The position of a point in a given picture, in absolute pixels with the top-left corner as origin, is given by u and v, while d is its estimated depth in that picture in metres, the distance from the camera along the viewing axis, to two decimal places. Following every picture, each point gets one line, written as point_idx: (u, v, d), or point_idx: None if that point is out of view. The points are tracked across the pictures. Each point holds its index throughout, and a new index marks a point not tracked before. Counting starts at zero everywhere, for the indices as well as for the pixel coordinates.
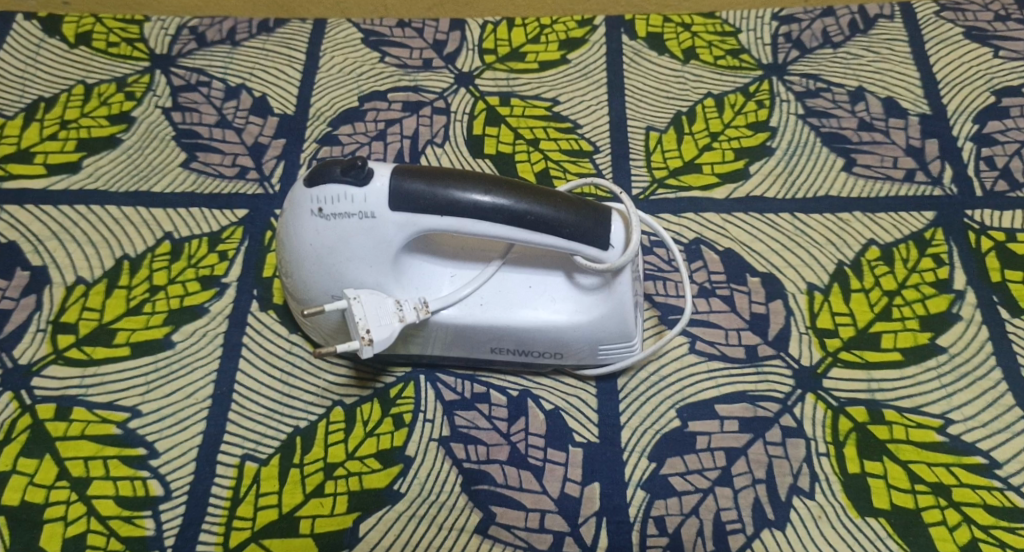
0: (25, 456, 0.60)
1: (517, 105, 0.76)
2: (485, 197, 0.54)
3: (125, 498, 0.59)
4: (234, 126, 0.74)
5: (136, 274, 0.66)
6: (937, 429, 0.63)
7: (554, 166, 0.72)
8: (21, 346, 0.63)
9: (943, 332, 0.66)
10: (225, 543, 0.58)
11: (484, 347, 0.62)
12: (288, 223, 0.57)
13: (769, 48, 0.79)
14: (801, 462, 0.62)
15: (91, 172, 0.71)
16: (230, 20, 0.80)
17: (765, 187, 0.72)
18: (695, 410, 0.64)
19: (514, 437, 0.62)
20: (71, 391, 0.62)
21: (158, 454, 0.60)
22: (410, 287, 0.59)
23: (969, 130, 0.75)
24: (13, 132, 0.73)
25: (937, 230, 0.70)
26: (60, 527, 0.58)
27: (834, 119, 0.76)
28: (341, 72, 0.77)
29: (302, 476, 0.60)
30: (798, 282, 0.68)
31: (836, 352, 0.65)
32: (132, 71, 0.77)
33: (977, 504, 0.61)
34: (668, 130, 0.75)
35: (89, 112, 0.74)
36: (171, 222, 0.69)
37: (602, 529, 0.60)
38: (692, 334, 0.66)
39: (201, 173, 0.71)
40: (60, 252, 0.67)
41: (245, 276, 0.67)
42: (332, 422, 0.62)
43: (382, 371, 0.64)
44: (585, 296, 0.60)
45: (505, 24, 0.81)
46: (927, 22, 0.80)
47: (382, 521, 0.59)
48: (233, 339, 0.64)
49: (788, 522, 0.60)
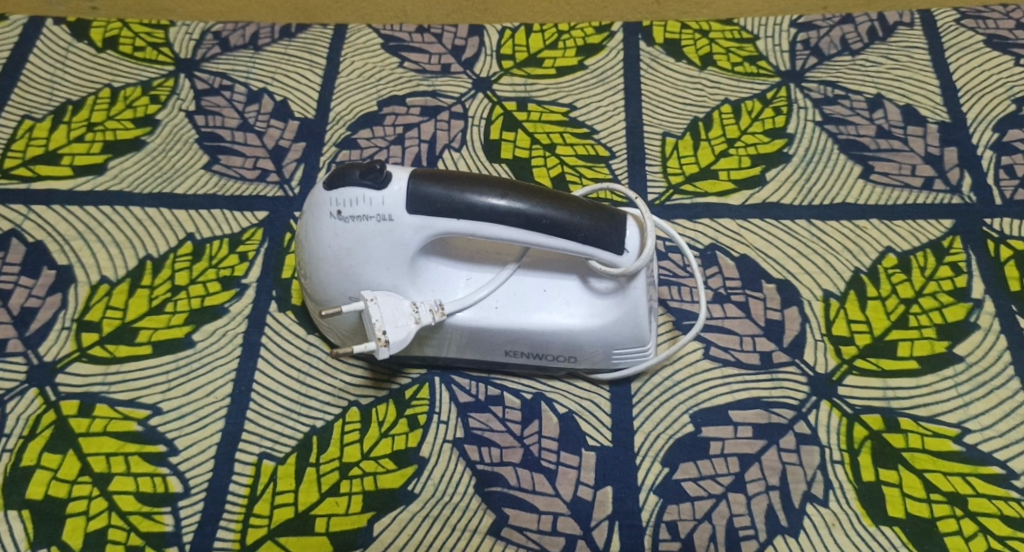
0: (49, 452, 0.61)
1: (534, 110, 0.76)
2: (501, 201, 0.55)
3: (145, 495, 0.60)
4: (255, 130, 0.75)
5: (159, 274, 0.67)
6: (953, 438, 0.63)
7: (571, 171, 0.73)
8: (45, 344, 0.65)
9: (960, 341, 0.66)
10: (242, 541, 0.59)
11: (498, 350, 0.62)
12: (307, 225, 0.58)
13: (787, 55, 0.80)
14: (815, 469, 0.62)
15: (116, 174, 0.72)
16: (253, 26, 0.81)
17: (782, 194, 0.72)
18: (709, 416, 0.64)
19: (527, 440, 0.63)
20: (94, 389, 0.63)
21: (178, 451, 0.62)
22: (425, 290, 0.59)
23: (989, 138, 0.74)
24: (41, 133, 0.74)
25: (956, 238, 0.70)
26: (82, 521, 0.59)
27: (852, 126, 0.76)
28: (361, 77, 0.78)
29: (318, 476, 0.61)
30: (814, 289, 0.68)
31: (851, 359, 0.65)
32: (157, 76, 0.78)
33: (994, 514, 0.60)
34: (684, 136, 0.75)
35: (115, 115, 0.76)
36: (194, 223, 0.70)
37: (614, 533, 0.60)
38: (707, 340, 0.66)
39: (223, 176, 0.72)
40: (85, 252, 0.68)
41: (264, 277, 0.68)
42: (348, 422, 0.63)
43: (398, 372, 0.65)
44: (599, 300, 0.61)
45: (523, 31, 0.81)
46: (947, 30, 0.80)
47: (396, 521, 0.60)
48: (251, 339, 0.65)
49: (802, 529, 0.60)
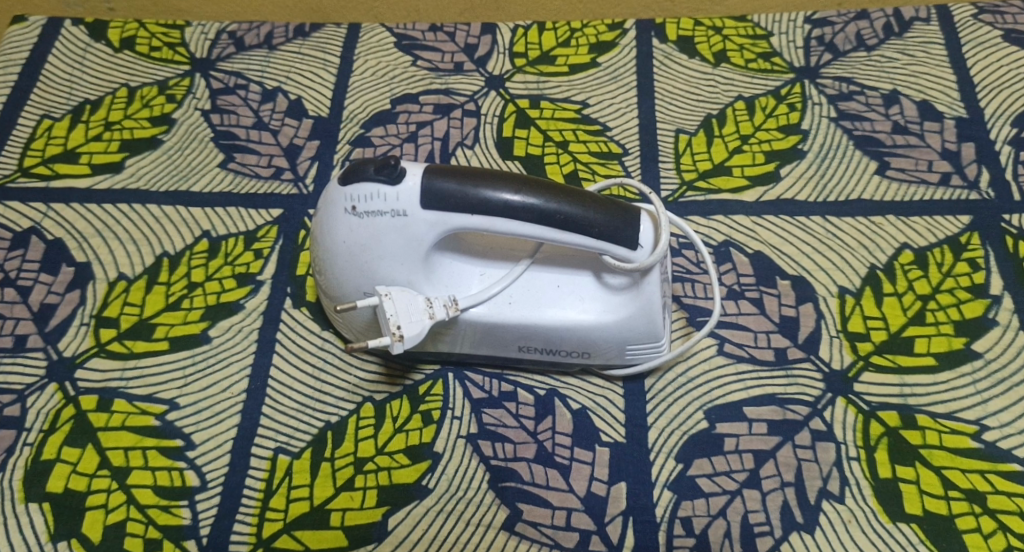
0: (68, 446, 0.62)
1: (547, 107, 0.77)
2: (515, 196, 0.55)
3: (162, 489, 0.61)
4: (270, 128, 0.76)
5: (175, 271, 0.68)
6: (971, 436, 0.62)
7: (583, 168, 0.73)
8: (65, 340, 0.65)
9: (979, 337, 0.65)
10: (258, 535, 0.59)
11: (512, 346, 0.62)
12: (322, 221, 0.59)
13: (801, 50, 0.79)
14: (831, 466, 0.61)
15: (133, 172, 0.73)
16: (267, 26, 0.82)
17: (796, 190, 0.72)
18: (723, 412, 0.64)
19: (540, 435, 0.63)
20: (112, 384, 0.64)
21: (194, 445, 0.62)
22: (440, 285, 0.60)
23: (1008, 133, 0.74)
24: (60, 133, 0.75)
25: (973, 234, 0.69)
26: (101, 514, 0.60)
27: (868, 122, 0.75)
28: (374, 76, 0.79)
29: (333, 470, 0.61)
30: (829, 285, 0.68)
31: (867, 356, 0.65)
32: (173, 75, 0.79)
33: (1013, 512, 0.60)
34: (698, 133, 0.75)
35: (132, 114, 0.77)
36: (209, 221, 0.71)
37: (628, 529, 0.60)
38: (720, 336, 0.66)
39: (238, 174, 0.73)
40: (103, 249, 0.69)
41: (279, 274, 0.68)
42: (362, 418, 0.63)
43: (411, 368, 0.65)
44: (613, 296, 0.61)
45: (536, 29, 0.82)
46: (964, 25, 0.80)
47: (411, 516, 0.60)
48: (267, 335, 0.66)
49: (818, 525, 0.60)
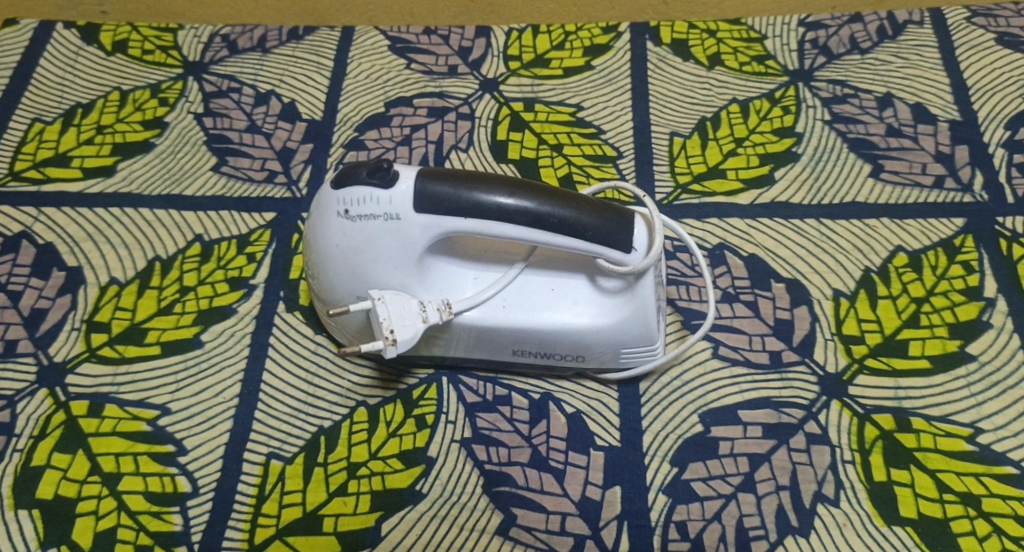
0: (58, 452, 0.61)
1: (541, 110, 0.77)
2: (509, 199, 0.55)
3: (154, 495, 0.60)
4: (264, 131, 0.75)
5: (167, 275, 0.68)
6: (966, 438, 0.62)
7: (577, 170, 0.73)
8: (56, 345, 0.65)
9: (973, 340, 0.65)
10: (250, 541, 0.59)
11: (506, 349, 0.62)
12: (315, 224, 0.58)
13: (795, 54, 0.79)
14: (826, 470, 0.61)
15: (125, 176, 0.73)
16: (261, 28, 0.82)
17: (790, 193, 0.72)
18: (718, 415, 0.63)
19: (535, 439, 0.62)
20: (104, 389, 0.63)
21: (187, 451, 0.62)
22: (434, 289, 0.59)
23: (1001, 136, 0.74)
24: (52, 136, 0.75)
25: (967, 237, 0.69)
26: (91, 521, 0.59)
27: (861, 125, 0.75)
28: (368, 79, 0.79)
29: (326, 475, 0.61)
30: (824, 288, 0.68)
31: (862, 359, 0.65)
32: (166, 78, 0.79)
33: (1007, 515, 0.60)
34: (692, 135, 0.75)
35: (124, 117, 0.76)
36: (202, 225, 0.70)
37: (623, 533, 0.60)
38: (715, 339, 0.66)
39: (231, 177, 0.73)
40: (95, 253, 0.69)
41: (272, 278, 0.68)
42: (355, 422, 0.63)
43: (405, 372, 0.65)
44: (607, 299, 0.61)
45: (530, 32, 0.82)
46: (958, 28, 0.80)
47: (404, 521, 0.60)
48: (259, 340, 0.66)
49: (813, 529, 0.60)
